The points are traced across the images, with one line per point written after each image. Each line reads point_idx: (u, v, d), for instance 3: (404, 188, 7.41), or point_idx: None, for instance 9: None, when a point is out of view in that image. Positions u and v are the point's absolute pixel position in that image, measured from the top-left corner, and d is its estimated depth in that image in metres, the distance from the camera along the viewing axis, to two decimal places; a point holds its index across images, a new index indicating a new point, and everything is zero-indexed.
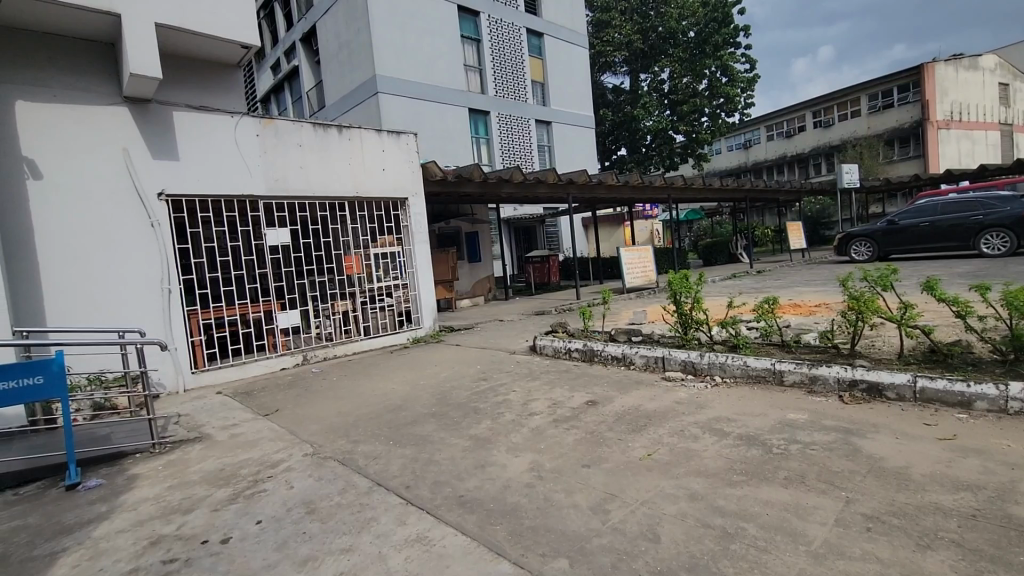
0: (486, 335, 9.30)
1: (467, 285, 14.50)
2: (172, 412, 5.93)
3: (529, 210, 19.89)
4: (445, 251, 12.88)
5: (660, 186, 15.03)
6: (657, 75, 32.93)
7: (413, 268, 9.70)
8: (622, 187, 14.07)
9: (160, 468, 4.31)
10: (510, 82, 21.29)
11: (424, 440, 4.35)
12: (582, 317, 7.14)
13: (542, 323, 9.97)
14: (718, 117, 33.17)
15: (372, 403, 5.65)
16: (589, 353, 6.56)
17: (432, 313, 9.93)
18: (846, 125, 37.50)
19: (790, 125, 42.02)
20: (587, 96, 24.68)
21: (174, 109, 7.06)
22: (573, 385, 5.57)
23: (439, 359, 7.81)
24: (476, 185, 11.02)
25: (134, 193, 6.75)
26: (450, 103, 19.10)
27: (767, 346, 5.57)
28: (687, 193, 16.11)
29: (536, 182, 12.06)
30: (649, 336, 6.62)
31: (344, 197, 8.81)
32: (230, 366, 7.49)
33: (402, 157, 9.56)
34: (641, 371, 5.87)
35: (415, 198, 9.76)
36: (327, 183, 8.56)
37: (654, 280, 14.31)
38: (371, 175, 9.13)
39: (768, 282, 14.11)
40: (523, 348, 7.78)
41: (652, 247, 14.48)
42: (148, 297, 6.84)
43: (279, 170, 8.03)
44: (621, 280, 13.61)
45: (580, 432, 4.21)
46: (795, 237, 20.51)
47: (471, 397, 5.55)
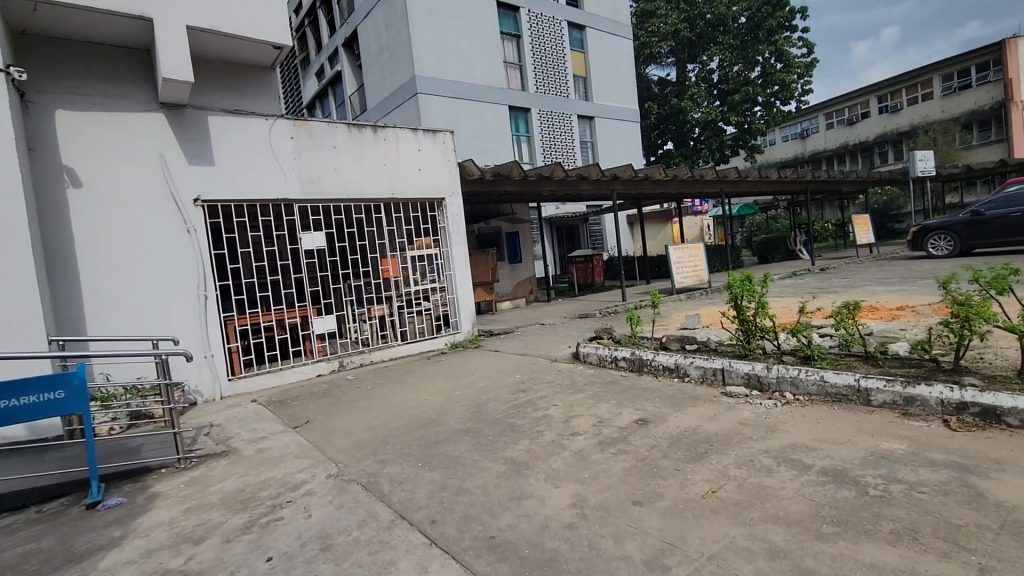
0: (527, 340, 8.85)
1: (507, 286, 14.11)
2: (205, 422, 5.81)
3: (571, 209, 19.31)
4: (486, 252, 12.52)
5: (712, 179, 14.14)
6: (706, 64, 31.59)
7: (451, 270, 9.38)
8: (670, 182, 13.32)
9: (182, 487, 4.11)
10: (552, 77, 20.77)
11: (455, 463, 3.95)
12: (631, 322, 6.59)
13: (586, 327, 9.43)
14: (773, 106, 31.41)
15: (404, 416, 5.30)
16: (638, 362, 6.01)
17: (471, 317, 9.57)
18: (915, 109, 34.78)
19: (852, 112, 39.42)
20: (631, 89, 23.83)
21: (208, 113, 7.00)
22: (620, 400, 5.04)
23: (476, 367, 7.43)
24: (516, 184, 10.60)
25: (170, 199, 6.73)
26: (490, 101, 18.78)
27: (847, 358, 4.86)
28: (742, 186, 15.12)
29: (578, 179, 11.51)
30: (706, 344, 6.00)
31: (380, 199, 8.58)
32: (266, 373, 7.39)
33: (438, 156, 9.25)
34: (698, 384, 5.28)
35: (453, 198, 9.43)
36: (362, 185, 8.35)
37: (706, 280, 13.47)
38: (407, 175, 8.86)
39: (834, 281, 13.00)
40: (565, 355, 7.28)
41: (704, 245, 13.63)
42: (184, 303, 6.81)
43: (313, 172, 7.87)
44: (670, 280, 12.86)
45: (631, 458, 3.69)
46: (861, 232, 19.00)
47: (508, 411, 5.12)
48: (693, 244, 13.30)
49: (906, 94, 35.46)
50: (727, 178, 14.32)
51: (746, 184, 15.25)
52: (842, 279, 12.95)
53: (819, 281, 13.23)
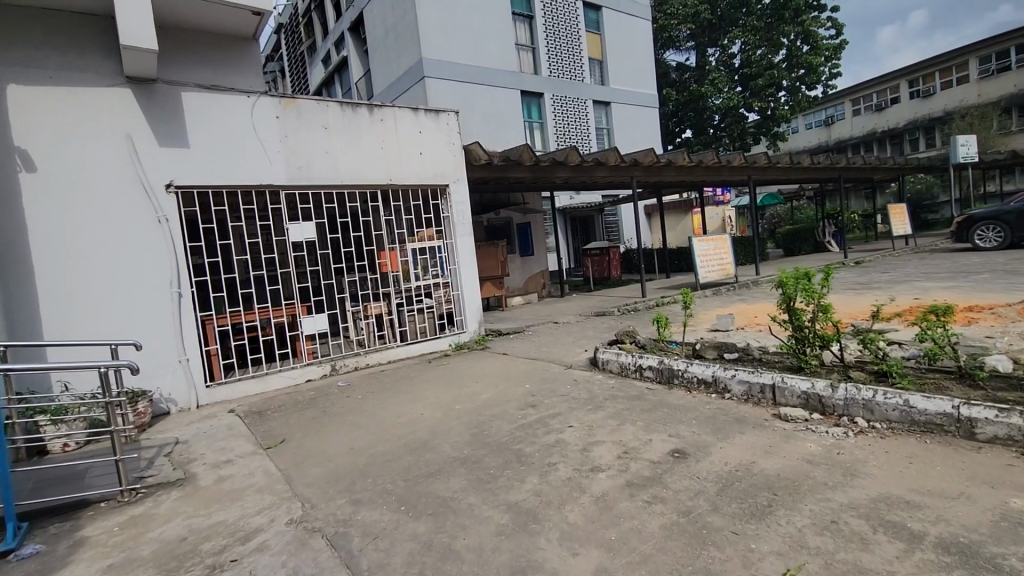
0: (538, 341, 8.02)
1: (519, 280, 13.28)
2: (169, 440, 5.09)
3: (586, 199, 18.37)
4: (495, 244, 11.68)
5: (740, 166, 13.09)
6: (728, 48, 30.25)
7: (455, 264, 8.57)
8: (694, 168, 12.32)
9: (115, 530, 3.38)
10: (566, 60, 19.75)
11: (445, 510, 3.15)
12: (657, 325, 5.72)
13: (603, 327, 8.56)
14: (798, 91, 30.01)
15: (393, 438, 4.51)
16: (667, 372, 5.16)
17: (478, 316, 8.75)
18: (949, 93, 33.06)
19: (881, 98, 37.70)
20: (650, 73, 22.71)
21: (182, 89, 6.24)
22: (649, 423, 4.19)
23: (481, 373, 6.62)
24: (527, 170, 9.72)
25: (139, 185, 6.00)
26: (501, 85, 17.84)
27: (931, 375, 3.97)
28: (771, 173, 14.06)
29: (595, 165, 10.59)
30: (748, 353, 5.12)
31: (376, 185, 7.77)
32: (249, 379, 6.67)
33: (442, 138, 8.41)
34: (742, 402, 4.43)
35: (458, 185, 8.60)
36: (356, 170, 7.54)
37: (732, 275, 12.48)
38: (407, 160, 8.05)
39: (875, 276, 11.93)
40: (581, 361, 6.44)
41: (730, 237, 12.63)
42: (156, 301, 6.09)
43: (302, 156, 7.09)
44: (694, 274, 11.90)
45: (669, 511, 2.86)
46: (897, 223, 17.81)
47: (513, 434, 4.30)
48: (719, 236, 12.32)
49: (940, 78, 33.72)
50: (756, 164, 13.27)
51: (776, 171, 14.19)
52: (883, 273, 11.91)
53: (856, 276, 12.20)
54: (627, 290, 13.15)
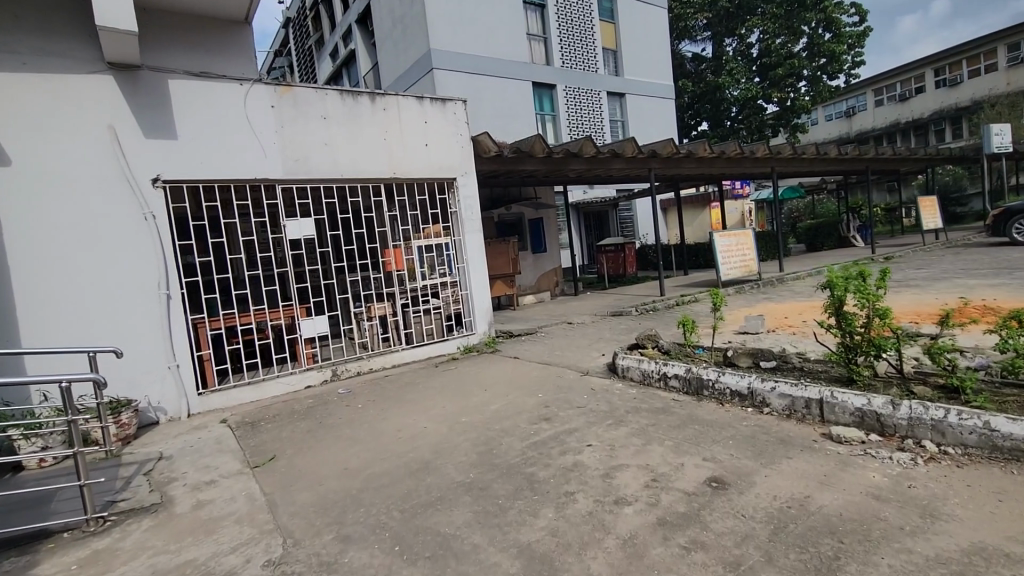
0: (551, 344, 7.54)
1: (530, 278, 12.79)
2: (153, 456, 4.71)
3: (600, 193, 17.80)
4: (506, 240, 11.20)
5: (765, 157, 12.44)
6: (746, 38, 29.37)
7: (464, 262, 8.10)
8: (715, 160, 11.70)
9: (73, 569, 2.98)
10: (579, 50, 19.15)
11: (445, 554, 2.69)
12: (683, 328, 5.20)
13: (621, 329, 8.04)
14: (820, 81, 29.05)
15: (392, 458, 4.06)
16: (695, 382, 4.65)
17: (487, 317, 8.26)
18: (977, 82, 31.81)
19: (904, 87, 36.45)
20: (665, 63, 22.01)
21: (169, 76, 5.87)
22: (679, 443, 3.68)
23: (490, 379, 6.16)
24: (540, 162, 9.21)
25: (124, 179, 5.64)
26: (511, 77, 17.32)
27: (1012, 392, 3.41)
28: (796, 165, 13.38)
29: (611, 157, 10.04)
30: (786, 361, 4.59)
31: (379, 179, 7.33)
32: (244, 386, 6.28)
33: (448, 128, 7.94)
34: (784, 418, 3.91)
35: (466, 178, 8.13)
36: (357, 163, 7.11)
37: (756, 271, 11.86)
38: (412, 152, 7.60)
39: (909, 272, 11.24)
40: (599, 367, 5.94)
41: (753, 232, 12.01)
42: (142, 303, 5.72)
43: (299, 148, 6.67)
44: (716, 271, 11.32)
45: (713, 563, 2.36)
46: (927, 216, 16.99)
47: (526, 455, 3.82)
48: (742, 231, 11.71)
49: (967, 66, 32.49)
50: (781, 155, 12.60)
51: (801, 163, 13.50)
52: (917, 269, 11.21)
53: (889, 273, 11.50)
54: (645, 288, 12.60)
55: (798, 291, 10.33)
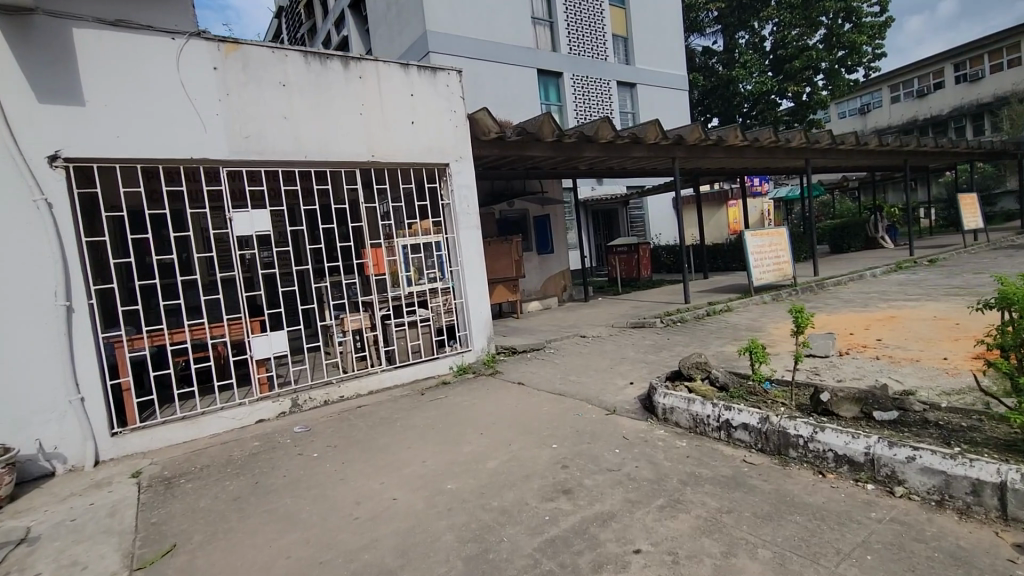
0: (564, 366, 6.16)
1: (535, 282, 11.43)
2: (14, 539, 3.35)
3: (610, 189, 16.45)
4: (508, 239, 9.85)
5: (801, 147, 11.03)
6: (759, 31, 28.06)
7: (458, 264, 6.75)
8: (745, 149, 10.33)
9: None
10: (587, 37, 17.82)
11: None
12: (750, 356, 3.81)
13: (647, 346, 6.66)
14: (837, 75, 27.68)
15: (334, 563, 2.69)
16: (777, 438, 3.29)
17: (486, 330, 6.89)
18: (1000, 77, 30.38)
19: (922, 83, 34.97)
20: (679, 52, 20.65)
21: (73, 23, 4.53)
22: (784, 560, 2.30)
23: (487, 415, 4.79)
24: (548, 147, 7.85)
25: (10, 157, 4.30)
26: (514, 63, 15.98)
27: None
28: (833, 156, 11.97)
29: (631, 143, 8.66)
30: (909, 412, 3.23)
31: (354, 163, 5.98)
32: (174, 422, 4.92)
33: (440, 103, 6.58)
34: (935, 509, 2.58)
35: (461, 164, 6.76)
36: (326, 143, 5.75)
37: (790, 275, 10.47)
38: (395, 131, 6.24)
39: (970, 277, 9.79)
40: (630, 403, 4.56)
41: (787, 230, 10.62)
42: (33, 320, 4.36)
43: (251, 122, 5.33)
44: (747, 275, 9.92)
45: None
46: (967, 216, 15.60)
47: (538, 569, 2.44)
48: (776, 229, 10.35)
49: (989, 60, 31.05)
50: (818, 145, 11.18)
51: (837, 154, 12.11)
52: (976, 273, 9.82)
53: (943, 278, 10.12)
54: (663, 293, 11.23)
55: (845, 298, 8.94)
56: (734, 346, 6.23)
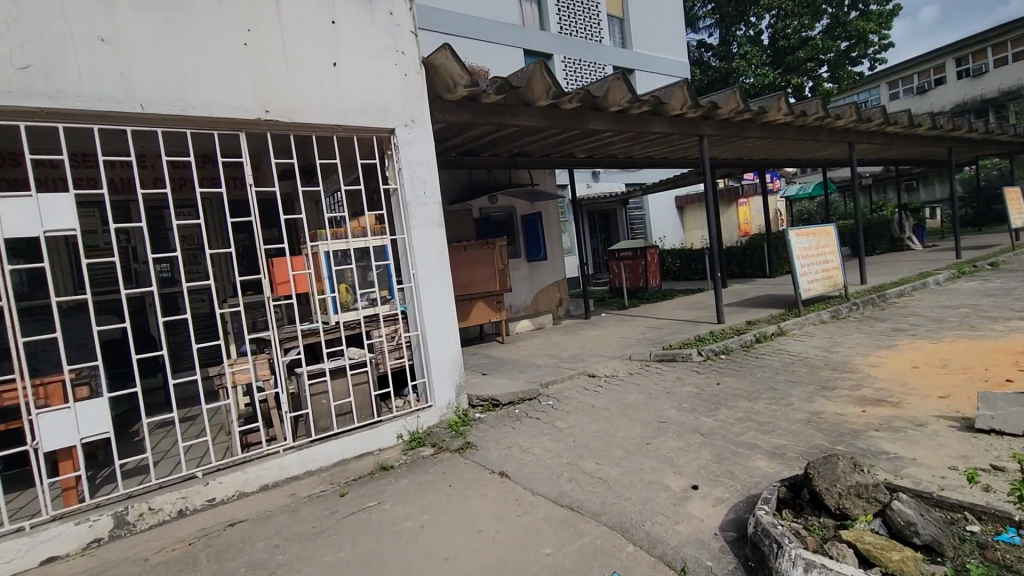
0: (570, 439, 3.94)
1: (525, 296, 9.26)
2: None
3: (608, 186, 14.37)
4: (491, 243, 7.70)
5: (849, 126, 8.98)
6: (757, 24, 26.36)
7: (410, 279, 4.55)
8: (785, 127, 8.22)
9: None
10: (580, 15, 15.80)
11: None
12: None
13: (692, 399, 4.46)
14: (841, 68, 25.97)
15: None
16: None
17: (454, 374, 4.70)
18: (1003, 71, 28.87)
19: (922, 80, 33.46)
20: (679, 36, 18.73)
21: None
22: None
23: (440, 567, 2.56)
24: (540, 115, 5.67)
25: None
26: (497, 42, 13.85)
27: None
28: (880, 138, 9.95)
29: (651, 112, 6.49)
30: None
31: (234, 121, 3.76)
32: None
33: (378, 37, 4.38)
34: None
35: (412, 130, 4.55)
36: (183, 88, 3.55)
37: (841, 283, 8.40)
38: (305, 74, 4.04)
39: None
40: (713, 553, 2.36)
41: (835, 228, 8.57)
42: None
43: (33, 42, 3.11)
44: (793, 285, 7.82)
45: None
46: (1013, 212, 13.68)
47: None
48: (824, 227, 8.31)
49: (992, 54, 29.51)
50: (869, 123, 9.12)
51: (884, 137, 10.07)
52: None
53: None
54: (682, 308, 9.10)
55: (927, 315, 6.85)
56: (832, 401, 4.04)
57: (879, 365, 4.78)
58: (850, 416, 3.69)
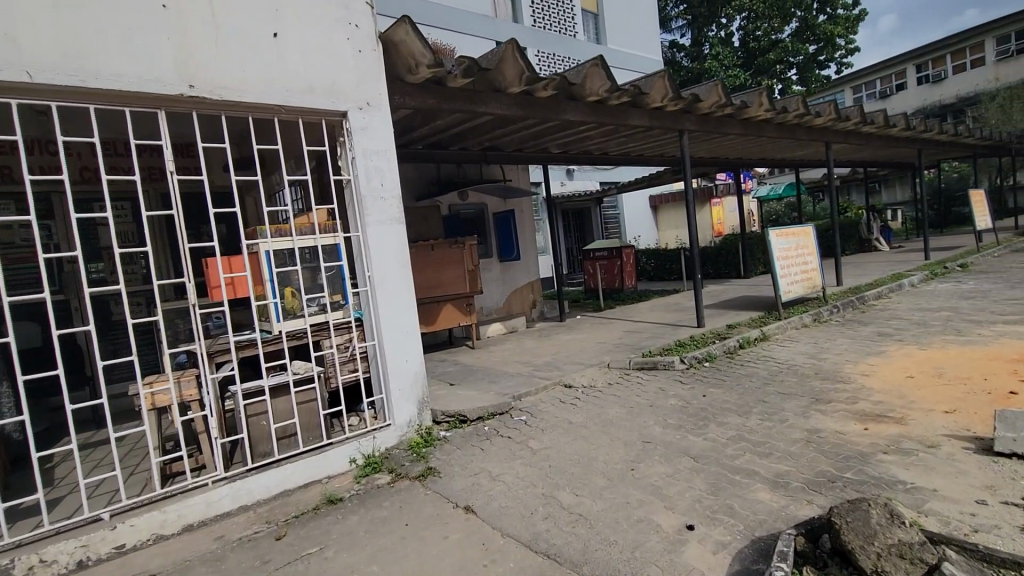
0: (545, 464, 3.49)
1: (497, 298, 8.79)
2: None
3: (583, 184, 14.00)
4: (461, 242, 7.20)
5: (827, 125, 8.82)
6: (728, 26, 26.47)
7: (366, 282, 4.04)
8: (765, 123, 7.99)
9: None
10: (553, 9, 15.38)
11: None
12: None
13: (678, 415, 4.07)
14: (808, 71, 26.30)
15: None
16: None
17: (417, 388, 4.20)
18: (961, 78, 29.76)
19: (884, 85, 34.30)
20: (653, 34, 18.54)
21: None
22: None
23: None
24: (513, 102, 5.21)
25: None
26: (467, 32, 13.30)
27: None
28: (856, 138, 9.85)
29: (631, 103, 6.11)
30: None
31: (150, 96, 3.17)
32: None
33: (327, 4, 3.84)
34: None
35: (368, 114, 4.03)
36: (84, 54, 2.95)
37: (820, 285, 8.22)
38: (240, 44, 3.47)
39: None
40: None
41: (814, 229, 8.40)
42: None
43: None
44: (773, 287, 7.57)
45: None
46: (978, 214, 13.91)
47: None
48: (803, 228, 8.11)
49: (951, 61, 30.40)
50: (847, 122, 8.98)
51: (860, 137, 9.98)
52: None
53: (1006, 288, 8.04)
54: (659, 311, 8.79)
55: (909, 318, 6.68)
56: (829, 416, 3.72)
57: (872, 375, 4.50)
58: (853, 434, 3.36)
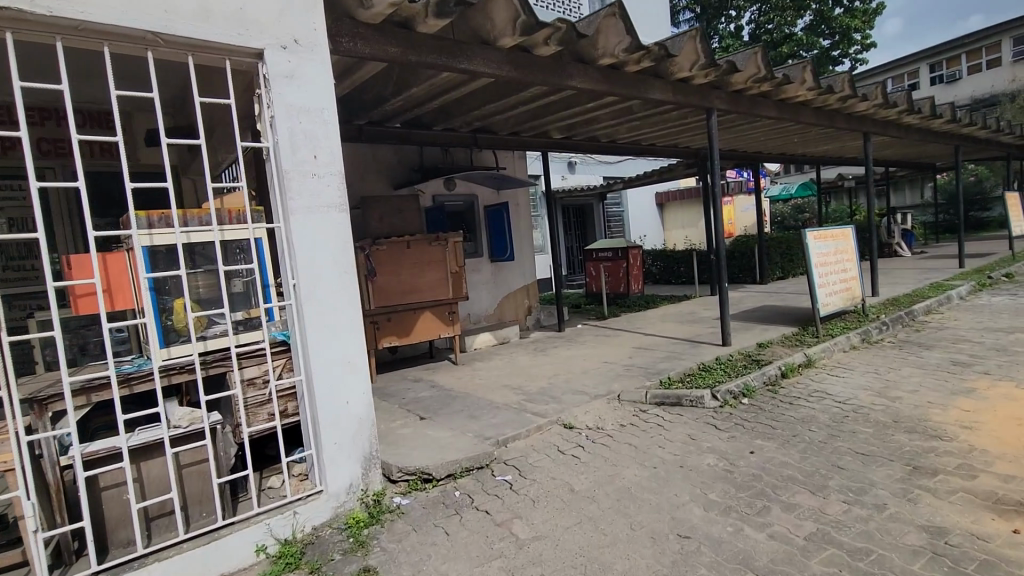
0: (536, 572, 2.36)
1: (486, 303, 7.63)
2: None
3: (586, 178, 12.86)
4: (443, 239, 6.04)
5: (869, 112, 7.67)
6: (738, 19, 25.27)
7: (290, 294, 2.89)
8: (802, 106, 6.82)
9: None
10: None
11: None
12: None
13: (724, 486, 2.92)
14: (821, 68, 25.12)
15: None
16: None
17: (362, 440, 3.05)
18: (977, 78, 28.55)
19: (896, 85, 33.10)
20: (664, 20, 17.35)
21: None
22: None
23: None
24: (504, 59, 4.03)
25: None
26: None
27: None
28: (896, 129, 8.70)
29: (651, 71, 4.95)
30: None
31: None
32: None
33: None
34: None
35: (295, 56, 2.86)
36: None
37: (859, 296, 7.07)
38: None
39: None
40: None
41: (854, 229, 7.25)
42: None
43: None
44: (811, 298, 6.41)
45: None
46: (1014, 219, 12.76)
47: None
48: (843, 229, 6.97)
49: (966, 61, 29.14)
50: (891, 110, 7.83)
51: (900, 128, 8.82)
52: None
53: None
54: (673, 322, 7.64)
55: (979, 341, 5.54)
56: (947, 500, 2.58)
57: (977, 428, 3.34)
58: (1002, 544, 2.21)
